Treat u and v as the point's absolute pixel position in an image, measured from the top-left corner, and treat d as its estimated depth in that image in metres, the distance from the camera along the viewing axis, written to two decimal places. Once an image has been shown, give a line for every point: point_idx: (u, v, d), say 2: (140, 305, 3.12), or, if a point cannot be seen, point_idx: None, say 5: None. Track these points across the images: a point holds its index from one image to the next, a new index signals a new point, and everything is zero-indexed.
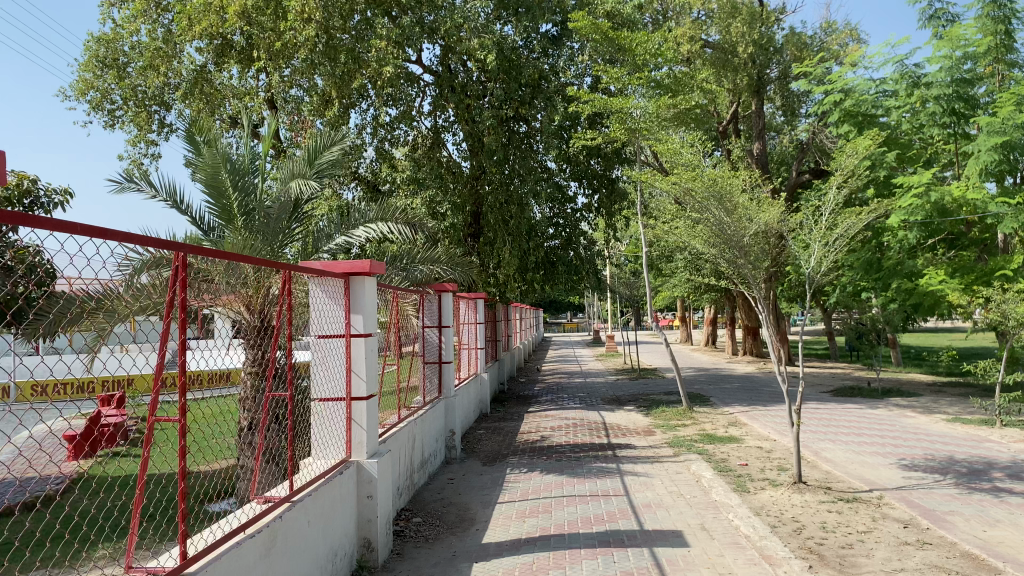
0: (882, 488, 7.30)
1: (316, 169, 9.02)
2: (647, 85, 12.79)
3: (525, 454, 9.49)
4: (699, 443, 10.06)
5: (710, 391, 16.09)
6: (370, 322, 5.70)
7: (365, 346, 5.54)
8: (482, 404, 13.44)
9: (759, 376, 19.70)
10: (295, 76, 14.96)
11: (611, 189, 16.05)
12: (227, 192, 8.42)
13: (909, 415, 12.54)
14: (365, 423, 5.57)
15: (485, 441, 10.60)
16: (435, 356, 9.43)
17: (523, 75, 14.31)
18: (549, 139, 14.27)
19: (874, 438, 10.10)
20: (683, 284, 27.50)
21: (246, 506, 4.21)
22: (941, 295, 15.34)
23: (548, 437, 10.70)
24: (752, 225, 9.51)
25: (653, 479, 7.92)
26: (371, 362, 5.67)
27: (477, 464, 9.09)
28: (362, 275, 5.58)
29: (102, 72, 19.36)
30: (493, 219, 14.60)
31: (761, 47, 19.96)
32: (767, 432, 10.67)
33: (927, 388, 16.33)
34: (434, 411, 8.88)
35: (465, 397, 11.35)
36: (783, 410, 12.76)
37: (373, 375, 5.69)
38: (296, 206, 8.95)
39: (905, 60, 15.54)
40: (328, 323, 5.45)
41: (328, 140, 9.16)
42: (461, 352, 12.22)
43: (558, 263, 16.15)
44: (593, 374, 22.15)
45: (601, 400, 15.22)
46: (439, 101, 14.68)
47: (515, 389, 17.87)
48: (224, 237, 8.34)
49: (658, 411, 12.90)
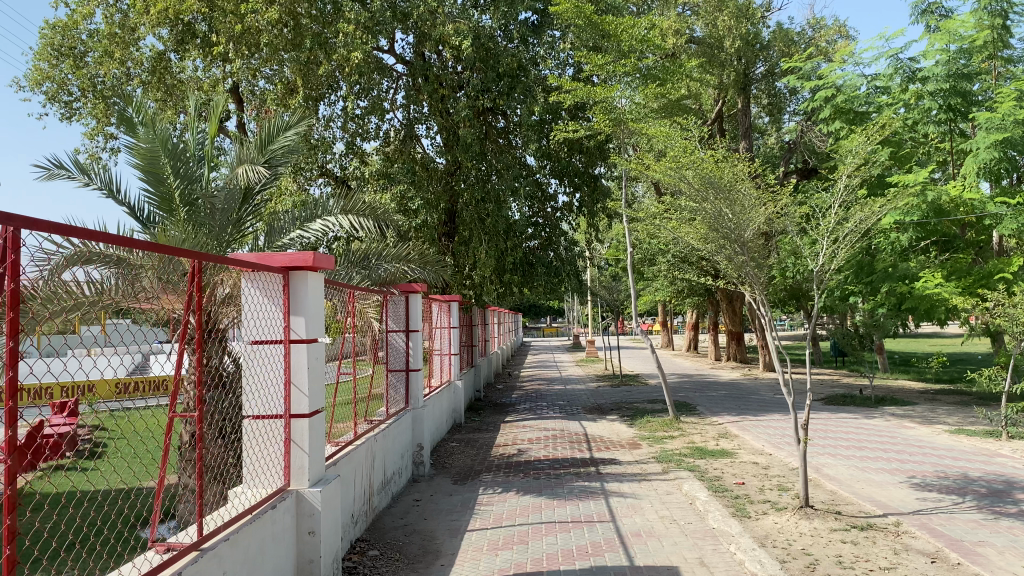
0: (898, 512, 6.56)
1: (268, 156, 8.12)
2: (634, 75, 12.09)
3: (500, 471, 8.64)
4: (689, 458, 9.27)
5: (696, 399, 15.33)
6: (317, 326, 4.87)
7: (308, 354, 4.68)
8: (456, 413, 12.58)
9: (746, 384, 19.00)
10: (260, 63, 14.05)
11: (593, 187, 15.13)
12: (166, 179, 7.50)
13: (908, 426, 11.84)
14: (307, 445, 4.71)
15: (457, 455, 9.73)
16: (401, 364, 8.56)
17: (500, 65, 13.38)
18: (528, 133, 13.44)
19: (877, 452, 9.38)
20: (665, 288, 26.80)
21: (140, 557, 3.34)
22: (936, 299, 14.68)
23: (526, 451, 9.86)
24: (754, 223, 8.56)
25: (643, 502, 7.11)
26: (316, 372, 4.81)
27: (447, 483, 8.22)
28: (305, 269, 4.70)
29: (58, 62, 18.30)
30: (468, 217, 13.82)
31: (748, 43, 19.30)
32: (761, 445, 9.91)
33: (920, 395, 15.68)
34: (400, 425, 8.01)
35: (436, 406, 10.53)
36: (776, 421, 12.00)
37: (319, 388, 4.86)
38: (246, 196, 8.03)
39: (900, 54, 14.91)
40: (264, 327, 4.60)
41: (283, 124, 8.25)
42: (433, 357, 11.37)
43: (536, 264, 15.10)
44: (573, 380, 21.35)
45: (583, 408, 14.40)
46: (412, 91, 13.84)
47: (493, 397, 17.01)
48: (163, 229, 7.44)
49: (643, 422, 12.11)
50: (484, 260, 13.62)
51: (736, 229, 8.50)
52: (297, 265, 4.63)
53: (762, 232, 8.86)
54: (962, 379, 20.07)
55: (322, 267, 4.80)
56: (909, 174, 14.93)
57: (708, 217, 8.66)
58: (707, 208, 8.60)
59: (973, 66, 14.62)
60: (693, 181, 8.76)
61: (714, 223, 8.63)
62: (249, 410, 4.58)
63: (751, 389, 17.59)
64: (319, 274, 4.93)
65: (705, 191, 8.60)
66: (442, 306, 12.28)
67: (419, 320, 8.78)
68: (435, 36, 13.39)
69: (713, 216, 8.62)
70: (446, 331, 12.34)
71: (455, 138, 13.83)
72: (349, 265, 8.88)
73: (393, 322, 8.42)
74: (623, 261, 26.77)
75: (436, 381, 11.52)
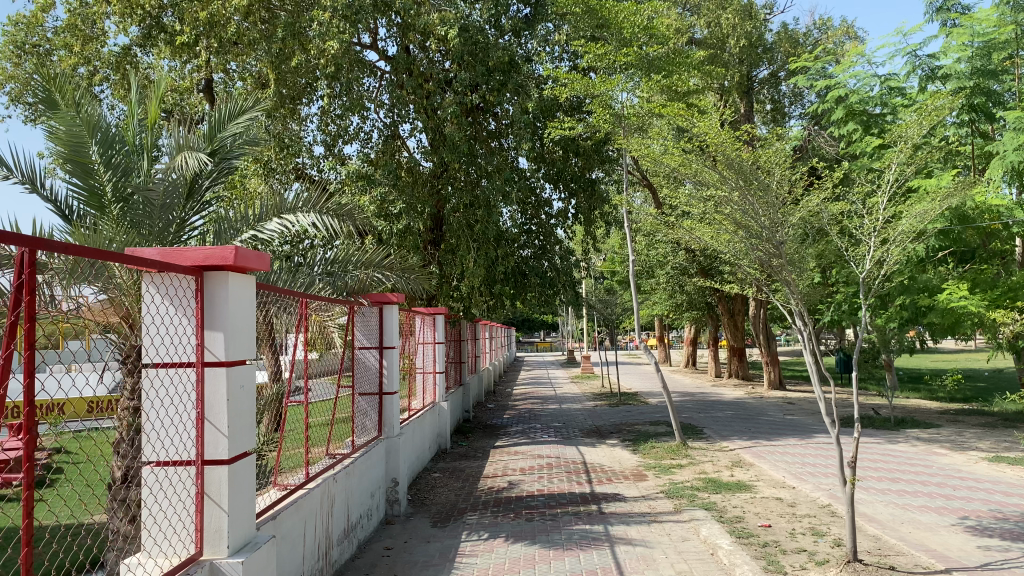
0: (962, 567, 5.46)
1: (217, 145, 7.03)
2: (639, 68, 11.09)
3: (488, 510, 7.52)
4: (703, 492, 8.15)
5: (701, 421, 14.21)
6: (246, 342, 3.76)
7: (226, 379, 3.53)
8: (441, 439, 11.47)
9: (751, 403, 17.88)
10: (231, 58, 12.99)
11: (590, 192, 14.06)
12: (96, 170, 6.40)
13: (939, 452, 10.75)
14: (226, 499, 3.53)
15: (440, 488, 8.61)
16: (373, 386, 7.45)
17: (490, 58, 12.34)
18: (520, 132, 12.32)
19: (914, 485, 8.30)
20: (664, 301, 25.73)
21: None
22: (960, 313, 13.63)
23: (517, 483, 8.72)
24: (785, 224, 7.37)
25: (655, 552, 5.99)
26: (241, 403, 3.66)
27: (426, 525, 7.09)
28: (224, 269, 3.56)
29: (21, 60, 17.15)
30: (456, 223, 12.75)
31: (750, 45, 18.36)
32: (781, 477, 8.81)
33: (941, 417, 14.61)
34: (370, 458, 6.88)
35: (417, 432, 9.43)
36: (792, 448, 10.91)
37: (248, 424, 3.74)
38: (191, 191, 6.94)
39: (919, 50, 13.94)
40: (168, 346, 3.50)
41: (234, 107, 7.18)
42: (414, 377, 10.27)
43: (529, 274, 14.00)
44: (569, 399, 20.16)
45: (580, 431, 13.27)
46: (394, 88, 12.81)
47: (482, 417, 15.88)
48: (92, 228, 6.33)
49: (647, 448, 10.99)
50: (473, 269, 12.48)
51: (765, 231, 7.29)
52: (214, 263, 3.50)
53: (788, 235, 7.76)
54: (978, 398, 19.02)
55: (250, 264, 3.68)
56: (930, 179, 13.90)
57: (729, 217, 7.49)
58: (729, 207, 7.41)
59: (997, 63, 13.70)
60: (710, 177, 7.63)
61: (738, 223, 7.41)
62: (150, 456, 3.50)
63: (759, 410, 16.47)
64: (249, 276, 3.82)
65: (725, 189, 7.42)
66: (426, 320, 11.21)
67: (395, 335, 7.67)
68: (421, 26, 12.36)
69: (733, 216, 7.48)
70: (429, 347, 11.25)
71: (440, 138, 12.75)
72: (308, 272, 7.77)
73: (364, 337, 7.33)
74: (619, 274, 25.68)
75: (418, 403, 10.41)
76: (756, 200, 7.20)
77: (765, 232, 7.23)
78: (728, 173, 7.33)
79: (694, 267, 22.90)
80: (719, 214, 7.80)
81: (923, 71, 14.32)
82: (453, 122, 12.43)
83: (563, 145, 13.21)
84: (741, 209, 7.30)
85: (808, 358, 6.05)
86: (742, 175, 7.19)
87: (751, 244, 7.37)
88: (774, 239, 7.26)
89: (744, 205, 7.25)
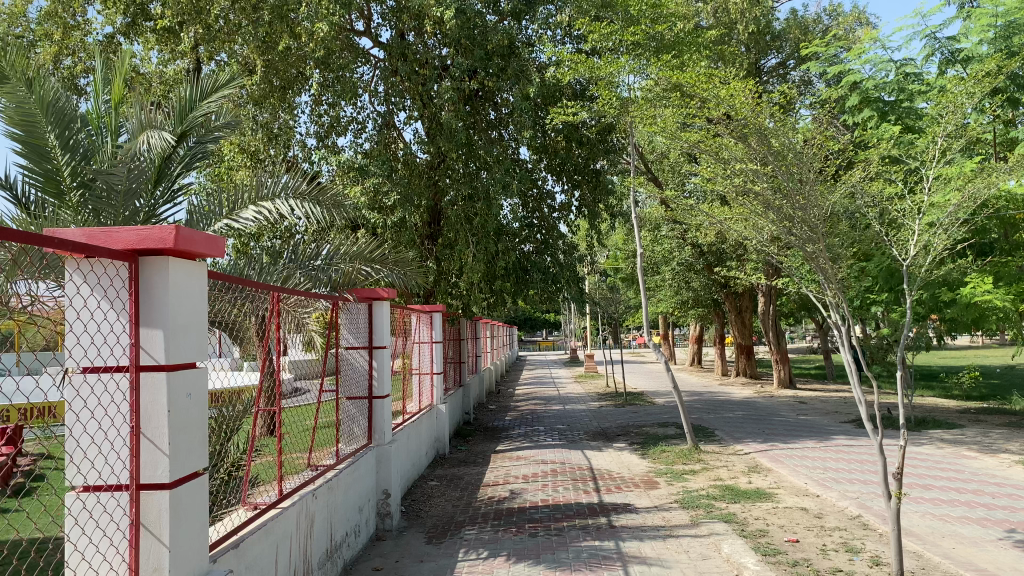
0: None
1: (187, 125, 6.36)
2: (647, 49, 10.53)
3: (487, 524, 6.90)
4: (720, 503, 7.54)
5: (712, 423, 13.57)
6: (194, 341, 3.16)
7: (166, 384, 2.92)
8: (439, 443, 10.84)
9: (762, 403, 17.23)
10: (218, 44, 12.40)
11: (596, 184, 13.42)
12: (52, 152, 5.81)
13: (968, 454, 10.11)
14: (166, 531, 2.91)
15: (437, 498, 8.01)
16: (363, 389, 6.86)
17: (489, 42, 11.74)
18: (520, 119, 11.68)
19: (948, 492, 7.67)
20: (670, 299, 25.11)
21: None
22: (984, 308, 12.99)
23: (520, 492, 8.12)
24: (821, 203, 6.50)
25: (674, 573, 5.38)
26: (185, 415, 3.04)
27: (420, 542, 6.47)
28: (166, 255, 2.96)
29: None
30: (454, 216, 12.11)
31: (757, 32, 17.80)
32: (803, 484, 8.19)
33: (963, 416, 13.97)
34: (357, 470, 6.26)
35: (412, 438, 8.82)
36: (811, 452, 10.27)
37: (194, 442, 3.13)
38: (159, 175, 6.33)
39: (939, 32, 13.32)
40: (99, 346, 2.89)
41: (206, 83, 6.51)
42: (410, 378, 9.66)
43: (531, 270, 13.22)
44: (573, 399, 19.52)
45: (585, 434, 12.65)
46: (388, 74, 12.21)
47: (483, 420, 15.25)
48: (48, 216, 5.73)
49: (657, 452, 10.36)
50: (472, 264, 11.84)
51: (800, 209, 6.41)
52: (150, 246, 2.90)
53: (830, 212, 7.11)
54: (995, 396, 18.39)
55: (196, 248, 3.08)
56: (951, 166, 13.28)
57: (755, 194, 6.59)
58: (759, 188, 6.52)
59: None
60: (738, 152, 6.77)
61: (769, 197, 6.51)
62: (76, 479, 2.86)
63: (771, 410, 15.84)
64: (195, 263, 3.22)
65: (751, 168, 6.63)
66: (423, 318, 10.63)
67: (386, 335, 7.07)
68: (416, 8, 11.79)
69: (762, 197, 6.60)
70: (426, 346, 10.67)
71: (438, 127, 12.17)
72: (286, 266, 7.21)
73: (353, 336, 6.75)
74: (624, 269, 25.05)
75: (414, 406, 9.82)
76: (787, 173, 6.40)
77: (801, 210, 6.33)
78: (756, 149, 6.54)
79: (701, 262, 22.29)
80: (747, 194, 6.95)
81: (942, 55, 13.73)
82: (451, 109, 11.82)
83: (566, 133, 12.59)
84: (772, 182, 6.43)
85: (844, 354, 5.47)
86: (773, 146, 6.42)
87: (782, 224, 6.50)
88: (812, 217, 6.37)
89: (777, 178, 6.41)
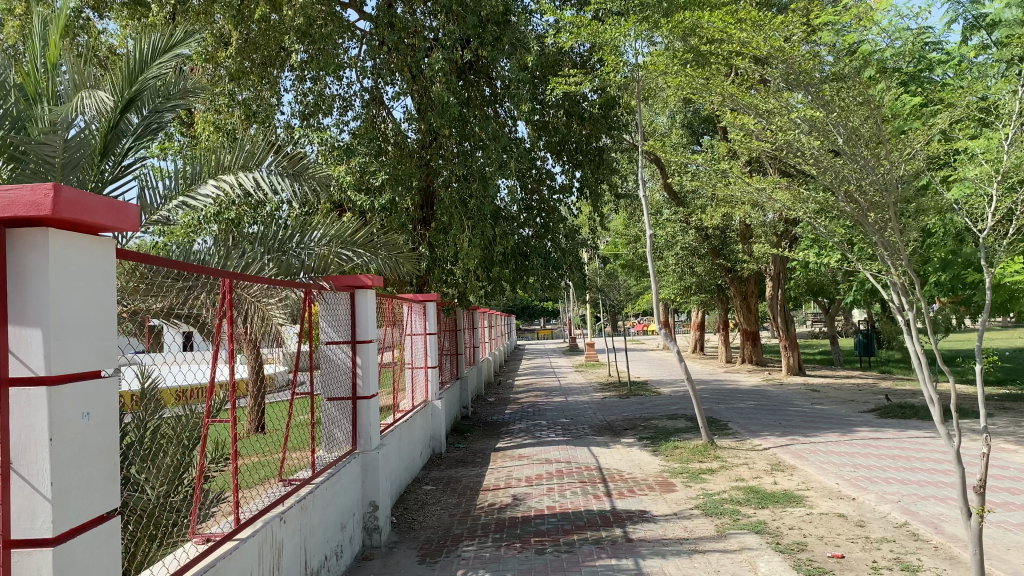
0: None
1: (138, 89, 5.50)
2: (655, 10, 9.68)
3: (488, 538, 6.14)
4: (746, 509, 6.78)
5: (723, 414, 12.80)
6: (96, 343, 2.40)
7: (48, 401, 2.14)
8: (435, 441, 10.03)
9: (772, 392, 16.43)
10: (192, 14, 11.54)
11: (598, 163, 12.59)
12: None
13: (1008, 447, 9.34)
14: None
15: (432, 507, 7.24)
16: (347, 390, 6.09)
17: (482, 7, 10.96)
18: (518, 91, 10.85)
19: (997, 492, 6.92)
20: (673, 284, 24.31)
21: None
22: (1015, 288, 12.18)
23: (524, 499, 7.35)
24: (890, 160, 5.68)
25: None
26: (78, 444, 2.27)
27: (411, 561, 5.70)
28: (42, 227, 2.16)
29: None
30: (448, 198, 11.28)
31: (763, 2, 16.99)
32: (835, 486, 7.43)
33: (990, 404, 13.18)
34: (339, 482, 5.48)
35: (403, 439, 8.03)
36: (837, 447, 9.50)
37: (96, 476, 2.37)
38: (104, 147, 5.50)
39: None
40: None
41: (160, 40, 5.60)
42: (401, 371, 8.89)
43: (531, 255, 12.40)
44: (575, 390, 18.71)
45: (590, 428, 11.87)
46: (374, 45, 11.37)
47: (481, 414, 14.45)
48: None
49: (669, 449, 9.60)
50: (468, 249, 10.98)
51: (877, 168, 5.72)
52: (18, 213, 2.10)
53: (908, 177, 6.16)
54: (1013, 381, 17.69)
55: (89, 216, 2.32)
56: None
57: (814, 155, 5.89)
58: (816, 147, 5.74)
59: None
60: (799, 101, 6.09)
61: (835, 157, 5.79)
62: None
63: (783, 399, 15.06)
64: (95, 237, 2.44)
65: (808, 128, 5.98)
66: (415, 307, 9.87)
67: (371, 327, 6.24)
68: None
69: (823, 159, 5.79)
70: (419, 338, 9.89)
71: (430, 101, 11.42)
72: (256, 251, 6.43)
73: (333, 329, 5.98)
74: (625, 254, 24.22)
75: (407, 402, 9.03)
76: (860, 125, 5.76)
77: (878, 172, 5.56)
78: (813, 97, 5.87)
79: (705, 247, 21.57)
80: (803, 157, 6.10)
81: (966, 20, 12.87)
82: (443, 81, 11.03)
83: (566, 107, 11.75)
84: (842, 139, 5.70)
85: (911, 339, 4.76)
86: (830, 93, 5.74)
87: (850, 191, 5.71)
88: (886, 180, 5.65)
89: (837, 133, 5.72)
